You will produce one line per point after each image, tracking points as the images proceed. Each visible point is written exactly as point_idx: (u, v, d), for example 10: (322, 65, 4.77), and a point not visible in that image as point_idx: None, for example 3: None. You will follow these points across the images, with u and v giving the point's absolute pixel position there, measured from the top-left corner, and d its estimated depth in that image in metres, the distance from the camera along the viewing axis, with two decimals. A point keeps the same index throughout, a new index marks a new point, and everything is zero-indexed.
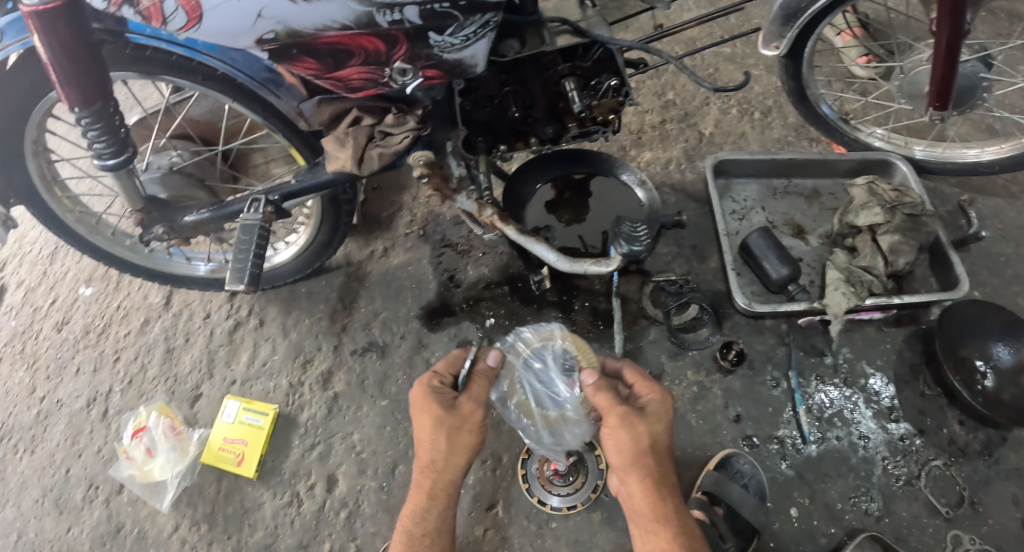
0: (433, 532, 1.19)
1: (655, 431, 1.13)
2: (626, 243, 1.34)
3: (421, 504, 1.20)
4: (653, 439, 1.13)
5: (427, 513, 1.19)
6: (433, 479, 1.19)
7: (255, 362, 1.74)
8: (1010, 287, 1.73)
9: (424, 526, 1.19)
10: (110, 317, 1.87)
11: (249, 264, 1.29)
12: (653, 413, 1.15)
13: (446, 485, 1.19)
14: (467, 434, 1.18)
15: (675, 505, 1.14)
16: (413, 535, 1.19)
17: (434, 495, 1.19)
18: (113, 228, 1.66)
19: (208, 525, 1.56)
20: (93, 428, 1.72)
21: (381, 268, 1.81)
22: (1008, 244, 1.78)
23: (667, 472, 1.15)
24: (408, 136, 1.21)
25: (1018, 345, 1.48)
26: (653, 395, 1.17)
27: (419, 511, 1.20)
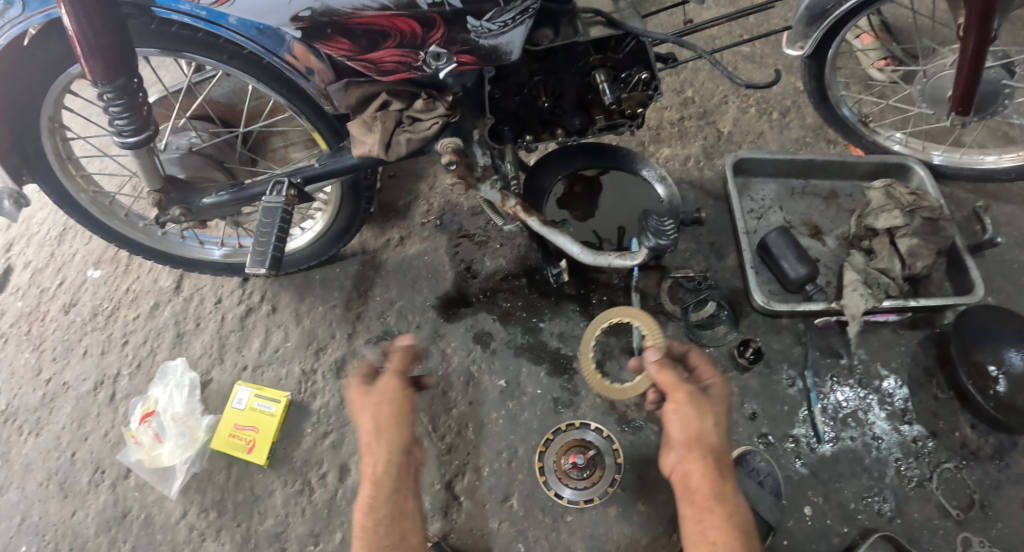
0: (387, 517, 1.01)
1: (717, 411, 1.08)
2: (653, 236, 1.35)
3: (369, 494, 1.03)
4: (715, 422, 1.07)
5: (384, 500, 1.03)
6: (383, 460, 1.06)
7: (266, 348, 1.72)
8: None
9: (376, 517, 1.01)
10: (118, 300, 1.85)
11: (270, 248, 1.27)
12: (716, 395, 1.11)
13: (401, 466, 1.07)
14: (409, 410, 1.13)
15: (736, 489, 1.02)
16: (367, 533, 1.00)
17: (389, 479, 1.05)
18: (127, 209, 1.64)
19: (217, 512, 1.55)
20: (100, 411, 1.70)
21: (396, 257, 1.79)
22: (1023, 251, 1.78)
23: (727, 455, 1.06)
24: (437, 122, 1.20)
25: None
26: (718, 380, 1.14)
27: (373, 503, 1.02)
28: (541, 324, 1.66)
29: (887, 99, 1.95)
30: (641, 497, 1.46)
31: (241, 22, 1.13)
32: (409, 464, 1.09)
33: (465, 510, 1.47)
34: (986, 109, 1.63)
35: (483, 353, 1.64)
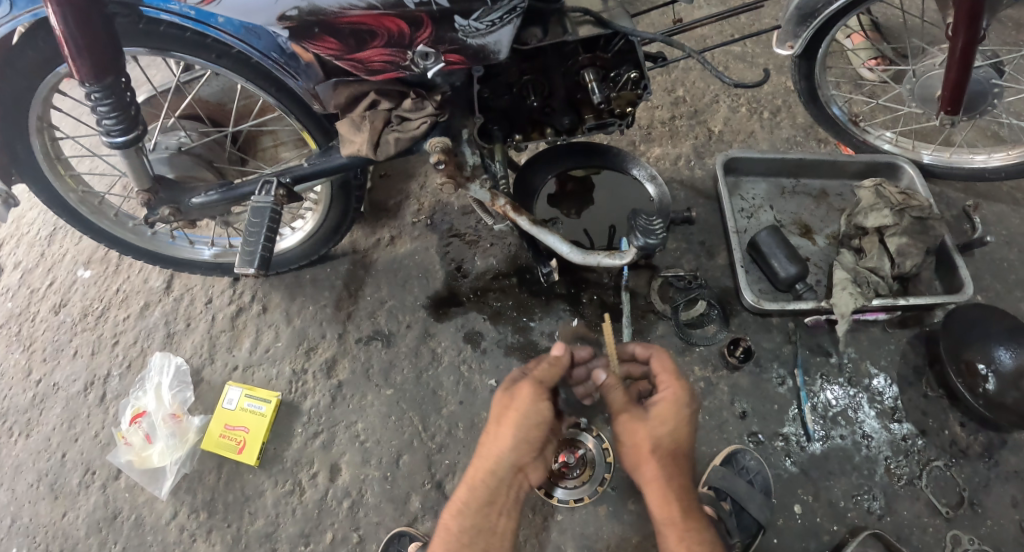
0: (472, 529, 1.09)
1: (661, 436, 1.09)
2: (642, 236, 1.35)
3: (463, 500, 1.11)
4: (655, 443, 1.09)
5: (475, 513, 1.09)
6: (484, 475, 1.10)
7: (257, 348, 1.72)
8: (1012, 292, 1.74)
9: (463, 524, 1.09)
10: (109, 300, 1.84)
11: (259, 248, 1.27)
12: (660, 419, 1.11)
13: (501, 486, 1.10)
14: (537, 431, 1.10)
15: (688, 506, 1.08)
16: (451, 536, 1.09)
17: (486, 497, 1.09)
18: (116, 209, 1.63)
19: (208, 512, 1.54)
20: (90, 412, 1.69)
21: (387, 257, 1.79)
22: (1011, 249, 1.79)
23: (676, 475, 1.09)
24: (425, 121, 1.21)
25: (1019, 348, 1.49)
26: (665, 398, 1.13)
27: (464, 513, 1.09)
28: (532, 324, 1.66)
29: (877, 98, 1.95)
30: (631, 496, 1.46)
31: (228, 21, 1.12)
32: (513, 483, 1.10)
33: None
34: (976, 108, 1.63)
35: (474, 352, 1.64)
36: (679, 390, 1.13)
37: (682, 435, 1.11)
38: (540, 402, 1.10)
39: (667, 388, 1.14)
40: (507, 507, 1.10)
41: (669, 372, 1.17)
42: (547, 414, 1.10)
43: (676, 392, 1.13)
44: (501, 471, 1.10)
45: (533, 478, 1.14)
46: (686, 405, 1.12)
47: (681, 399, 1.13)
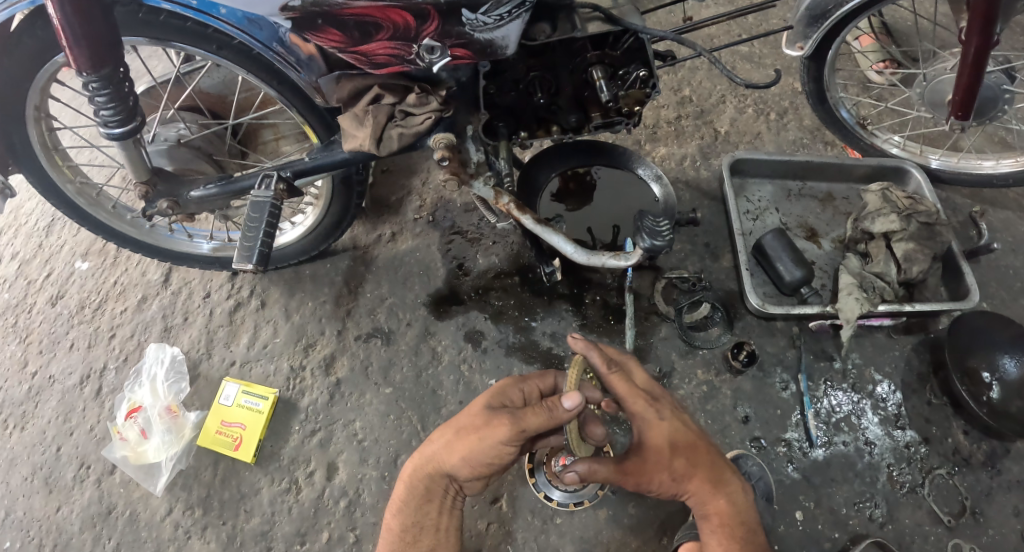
0: (412, 527, 1.14)
1: (663, 461, 1.11)
2: (649, 237, 1.32)
3: (402, 498, 1.15)
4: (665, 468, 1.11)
5: (415, 511, 1.14)
6: (425, 480, 1.14)
7: (255, 344, 1.70)
8: (1018, 300, 1.72)
9: (403, 520, 1.15)
10: (106, 293, 1.82)
11: (258, 243, 1.25)
12: (653, 450, 1.11)
13: (439, 491, 1.15)
14: (488, 466, 1.09)
15: (724, 491, 1.14)
16: (395, 533, 1.15)
17: (425, 498, 1.14)
18: (114, 201, 1.61)
19: (203, 510, 1.53)
20: (86, 406, 1.67)
21: (388, 253, 1.77)
22: (1018, 257, 1.78)
23: (697, 479, 1.13)
24: (430, 117, 1.18)
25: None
26: (644, 427, 1.12)
27: (405, 511, 1.15)
28: (534, 323, 1.64)
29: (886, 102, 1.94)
30: (631, 500, 1.45)
31: (231, 11, 1.10)
32: (448, 489, 1.15)
33: None
34: (988, 113, 1.61)
35: (474, 351, 1.62)
36: (648, 412, 1.12)
37: (680, 447, 1.11)
38: (507, 450, 1.06)
39: (640, 414, 1.12)
40: (444, 507, 1.16)
41: (634, 393, 1.13)
42: (507, 457, 1.08)
43: (648, 413, 1.12)
44: (442, 479, 1.14)
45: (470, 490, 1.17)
46: (660, 424, 1.11)
47: (655, 420, 1.12)
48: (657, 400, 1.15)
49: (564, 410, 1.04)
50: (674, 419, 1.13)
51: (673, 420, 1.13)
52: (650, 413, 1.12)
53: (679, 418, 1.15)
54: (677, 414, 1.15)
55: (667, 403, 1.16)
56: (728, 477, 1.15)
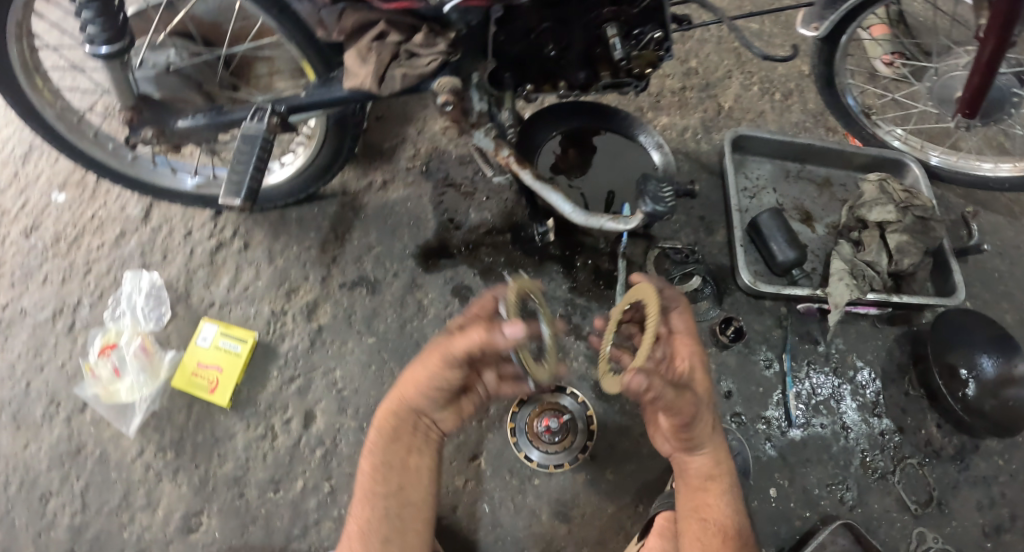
0: (383, 466, 1.15)
1: (708, 407, 1.11)
2: (651, 202, 1.27)
3: (373, 439, 1.17)
4: (711, 411, 1.12)
5: (384, 450, 1.15)
6: (392, 418, 1.15)
7: (236, 286, 1.66)
8: (999, 303, 1.75)
9: (373, 461, 1.15)
10: (83, 226, 1.75)
11: (248, 178, 1.22)
12: (705, 395, 1.12)
13: (407, 427, 1.16)
14: (442, 389, 1.10)
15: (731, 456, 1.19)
16: (367, 475, 1.15)
17: (393, 435, 1.15)
18: (96, 129, 1.54)
19: (175, 453, 1.51)
20: (57, 340, 1.62)
21: (378, 201, 1.72)
22: (1003, 261, 1.79)
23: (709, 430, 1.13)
24: (436, 60, 1.13)
25: (1002, 358, 1.53)
26: (697, 372, 1.13)
27: (375, 452, 1.16)
28: None
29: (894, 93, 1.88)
30: (610, 466, 1.45)
31: None
32: (418, 424, 1.16)
33: None
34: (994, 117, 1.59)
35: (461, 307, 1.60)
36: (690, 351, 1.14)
37: (713, 402, 1.17)
38: (449, 369, 1.05)
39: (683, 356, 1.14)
40: (414, 445, 1.16)
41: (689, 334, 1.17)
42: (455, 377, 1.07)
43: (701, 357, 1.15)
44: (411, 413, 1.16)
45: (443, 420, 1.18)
46: (708, 374, 1.15)
47: (704, 370, 1.15)
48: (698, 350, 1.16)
49: (508, 337, 0.94)
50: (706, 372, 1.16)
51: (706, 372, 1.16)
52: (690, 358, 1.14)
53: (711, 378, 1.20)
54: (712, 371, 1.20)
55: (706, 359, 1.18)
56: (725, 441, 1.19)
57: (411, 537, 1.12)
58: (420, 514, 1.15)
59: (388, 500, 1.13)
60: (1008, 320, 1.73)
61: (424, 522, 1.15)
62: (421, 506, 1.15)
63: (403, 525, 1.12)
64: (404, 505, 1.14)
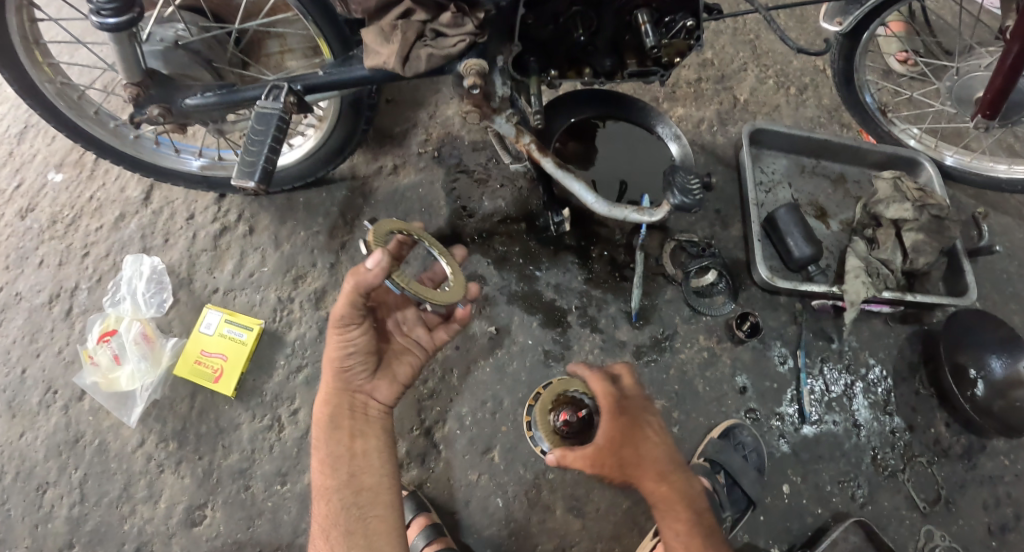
0: (330, 458, 1.21)
1: (619, 465, 1.13)
2: (679, 194, 1.29)
3: (317, 439, 1.24)
4: (630, 466, 1.13)
5: (327, 443, 1.22)
6: (329, 407, 1.23)
7: (241, 272, 1.61)
8: (1007, 305, 1.69)
9: (321, 458, 1.22)
10: (81, 208, 1.69)
11: (261, 160, 1.16)
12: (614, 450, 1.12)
13: (345, 411, 1.23)
14: (356, 357, 1.21)
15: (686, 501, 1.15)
16: (321, 474, 1.21)
17: (334, 424, 1.22)
18: (97, 107, 1.48)
19: (178, 443, 1.47)
20: (54, 326, 1.58)
21: (389, 186, 1.68)
22: (1012, 263, 1.73)
23: (650, 474, 1.14)
24: (463, 40, 1.10)
25: (1011, 358, 1.51)
26: (608, 431, 1.14)
27: (321, 448, 1.22)
28: (539, 273, 1.58)
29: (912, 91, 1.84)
30: None
31: None
32: (353, 406, 1.24)
33: (443, 460, 1.43)
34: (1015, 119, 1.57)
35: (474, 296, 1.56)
36: (614, 404, 1.14)
37: (634, 454, 1.13)
38: (347, 330, 1.18)
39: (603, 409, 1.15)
40: (355, 429, 1.23)
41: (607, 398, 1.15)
42: (358, 338, 1.20)
43: (614, 418, 1.14)
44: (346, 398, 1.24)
45: (378, 397, 1.26)
46: (623, 432, 1.13)
47: (618, 425, 1.13)
48: (625, 404, 1.17)
49: (370, 271, 1.08)
50: (640, 419, 1.18)
51: (640, 418, 1.18)
52: (614, 410, 1.15)
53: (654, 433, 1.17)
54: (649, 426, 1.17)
55: (643, 406, 1.20)
56: (688, 477, 1.19)
57: (372, 522, 1.16)
58: (375, 495, 1.19)
59: (343, 491, 1.18)
60: (1015, 322, 1.68)
61: (384, 505, 1.18)
62: (375, 488, 1.19)
63: (360, 510, 1.16)
64: (358, 492, 1.18)
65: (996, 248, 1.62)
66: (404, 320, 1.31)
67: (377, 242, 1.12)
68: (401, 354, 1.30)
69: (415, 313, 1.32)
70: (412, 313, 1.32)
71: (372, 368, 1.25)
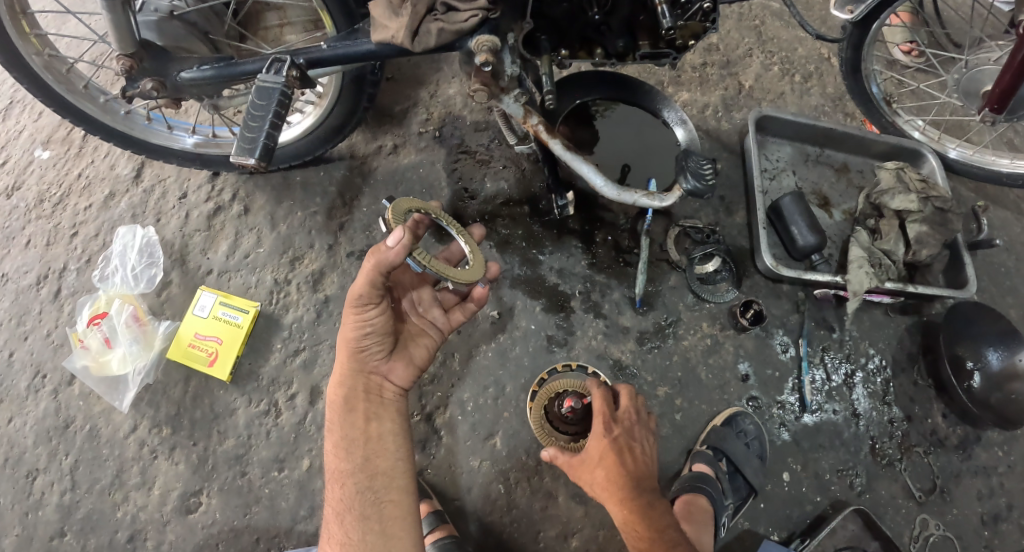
0: (345, 442, 1.19)
1: (594, 473, 1.23)
2: (691, 178, 1.28)
3: (331, 421, 1.22)
4: (602, 475, 1.22)
5: (342, 426, 1.20)
6: (344, 389, 1.21)
7: (236, 253, 1.56)
8: (1004, 298, 1.68)
9: (336, 440, 1.20)
10: (69, 186, 1.64)
11: (262, 136, 1.12)
12: (593, 459, 1.24)
13: (360, 393, 1.21)
14: (373, 337, 1.19)
15: (653, 521, 1.17)
16: (336, 457, 1.19)
17: (348, 406, 1.20)
18: (87, 80, 1.42)
19: (171, 429, 1.43)
20: (42, 308, 1.54)
21: (389, 166, 1.64)
22: (1009, 256, 1.72)
23: (617, 487, 1.20)
24: (476, 15, 1.09)
25: (1009, 351, 1.50)
26: (593, 442, 1.26)
27: (336, 431, 1.21)
28: (542, 257, 1.56)
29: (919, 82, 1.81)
30: None
31: None
32: (369, 388, 1.22)
33: (445, 446, 1.41)
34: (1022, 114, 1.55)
35: None
36: (603, 418, 1.27)
37: (609, 466, 1.22)
38: (365, 310, 1.16)
39: (596, 427, 1.27)
40: (371, 411, 1.21)
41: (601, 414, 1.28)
42: (376, 318, 1.17)
43: (599, 430, 1.26)
44: (361, 380, 1.22)
45: (394, 380, 1.24)
46: (603, 445, 1.24)
47: (602, 439, 1.25)
48: (616, 421, 1.28)
49: (393, 248, 1.07)
50: (627, 440, 1.26)
51: (626, 438, 1.26)
52: (603, 429, 1.26)
53: (637, 451, 1.25)
54: (632, 445, 1.26)
55: (633, 428, 1.28)
56: (655, 500, 1.21)
57: (386, 507, 1.15)
58: (392, 480, 1.18)
59: (357, 475, 1.17)
60: (1012, 316, 1.67)
61: (399, 490, 1.17)
62: (391, 472, 1.18)
63: (376, 495, 1.15)
64: (372, 476, 1.17)
65: (995, 242, 1.62)
66: (419, 302, 1.30)
67: (396, 221, 1.12)
68: (416, 335, 1.28)
69: (430, 294, 1.32)
70: (427, 294, 1.32)
71: (389, 349, 1.23)
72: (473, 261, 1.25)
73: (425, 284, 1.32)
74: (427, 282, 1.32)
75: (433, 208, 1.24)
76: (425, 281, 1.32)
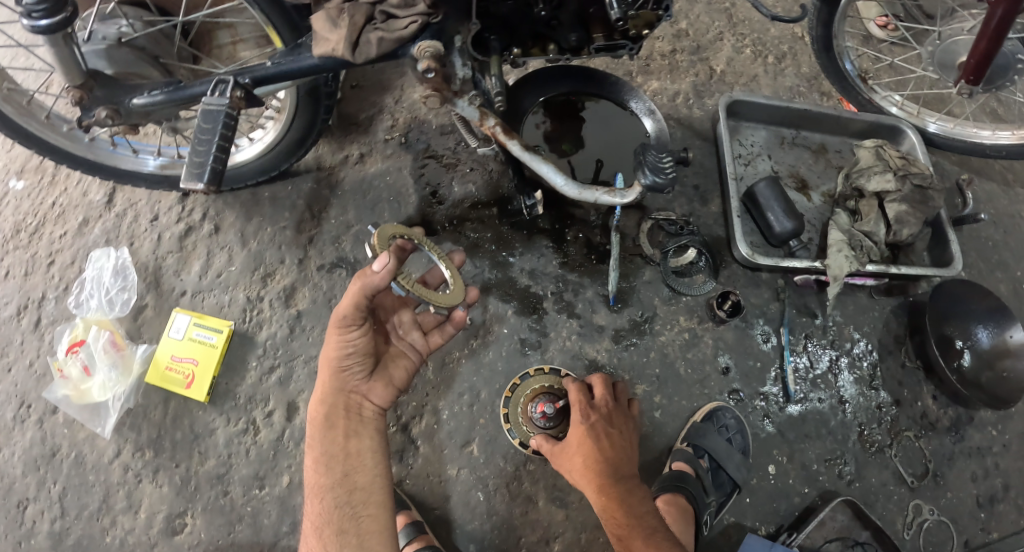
0: (324, 457, 1.19)
1: (574, 459, 1.22)
2: (650, 174, 1.24)
3: (310, 437, 1.22)
4: (581, 462, 1.21)
5: (322, 442, 1.19)
6: (324, 406, 1.20)
7: (208, 272, 1.57)
8: (993, 273, 1.64)
9: (315, 455, 1.20)
10: (43, 216, 1.65)
11: (210, 160, 1.10)
12: (572, 446, 1.23)
13: (340, 411, 1.21)
14: (354, 357, 1.19)
15: (630, 507, 1.15)
16: (315, 473, 1.19)
17: (329, 422, 1.20)
18: (48, 110, 1.42)
19: (154, 451, 1.45)
20: (24, 338, 1.55)
21: (356, 176, 1.63)
22: (997, 230, 1.67)
23: (595, 473, 1.18)
24: (415, 21, 1.07)
25: (998, 329, 1.49)
26: (572, 430, 1.25)
27: (315, 446, 1.20)
28: (512, 259, 1.54)
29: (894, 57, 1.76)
30: None
31: None
32: (350, 407, 1.21)
33: (422, 456, 1.41)
34: (1001, 84, 1.50)
35: None
36: (583, 406, 1.27)
37: (587, 452, 1.21)
38: (348, 331, 1.16)
39: (574, 415, 1.27)
40: (351, 430, 1.21)
41: (581, 402, 1.28)
42: (359, 339, 1.18)
43: (578, 417, 1.26)
44: (341, 398, 1.22)
45: (373, 399, 1.24)
46: (583, 432, 1.23)
47: (581, 425, 1.25)
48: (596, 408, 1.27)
49: (377, 272, 1.07)
50: (606, 427, 1.25)
51: (606, 425, 1.25)
52: (581, 416, 1.26)
53: (617, 438, 1.24)
54: (612, 432, 1.24)
55: (613, 416, 1.27)
56: (634, 486, 1.19)
57: (364, 521, 1.14)
58: (370, 496, 1.18)
59: (336, 490, 1.17)
60: (1003, 291, 1.62)
61: (378, 505, 1.17)
62: (370, 489, 1.18)
63: (354, 509, 1.15)
64: (351, 491, 1.17)
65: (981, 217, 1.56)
66: (400, 324, 1.29)
67: (382, 246, 1.12)
68: (397, 357, 1.28)
69: (411, 316, 1.30)
70: (408, 316, 1.31)
71: (370, 368, 1.23)
72: (453, 284, 1.25)
73: (407, 306, 1.31)
74: (408, 303, 1.31)
75: (417, 234, 1.23)
76: (406, 303, 1.31)
